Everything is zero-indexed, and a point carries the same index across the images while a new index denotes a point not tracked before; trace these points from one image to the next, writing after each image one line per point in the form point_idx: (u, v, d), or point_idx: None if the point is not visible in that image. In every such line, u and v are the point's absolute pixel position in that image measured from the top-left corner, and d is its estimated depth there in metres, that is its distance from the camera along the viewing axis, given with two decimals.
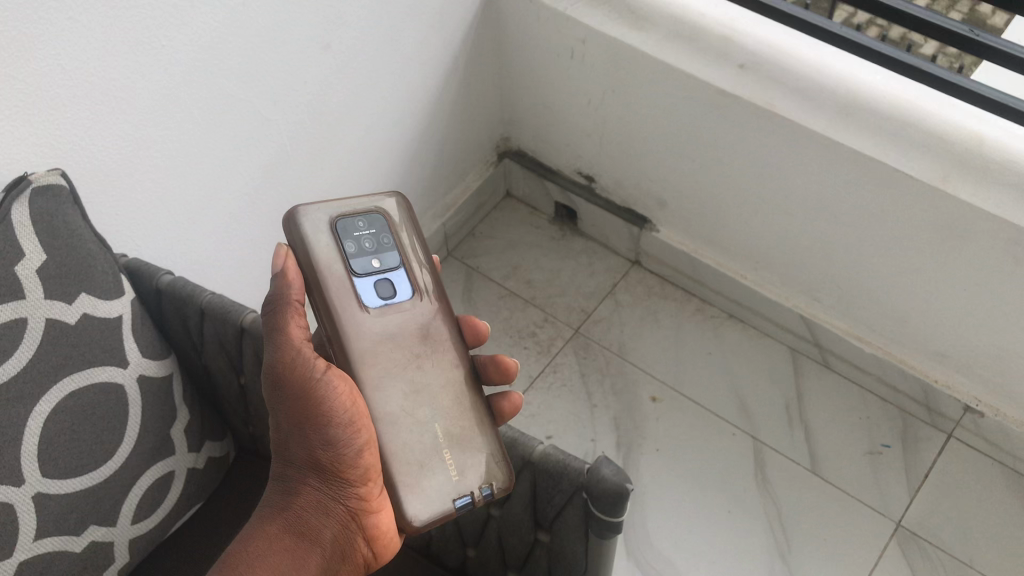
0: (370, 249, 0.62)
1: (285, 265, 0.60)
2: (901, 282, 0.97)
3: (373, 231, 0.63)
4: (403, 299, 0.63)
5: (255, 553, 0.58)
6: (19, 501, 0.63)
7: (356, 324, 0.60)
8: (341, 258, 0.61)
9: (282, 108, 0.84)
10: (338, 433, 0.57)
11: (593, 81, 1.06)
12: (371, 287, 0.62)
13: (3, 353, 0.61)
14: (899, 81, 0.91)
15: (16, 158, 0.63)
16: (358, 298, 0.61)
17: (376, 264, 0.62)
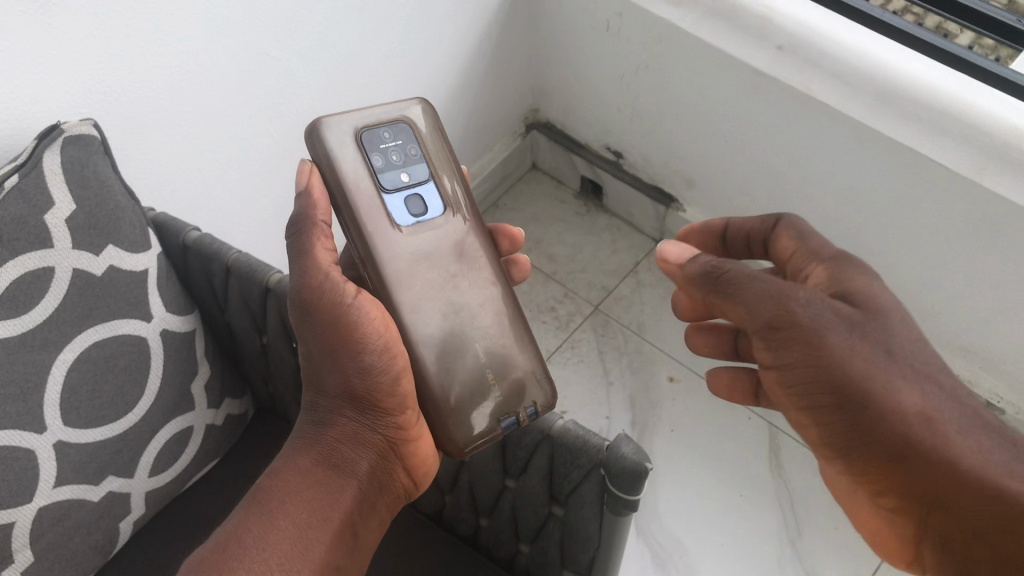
0: (398, 163, 0.63)
1: (310, 182, 0.60)
2: (929, 274, 0.96)
3: (399, 143, 0.64)
4: (435, 214, 0.64)
5: (292, 485, 0.56)
6: (41, 449, 0.63)
7: (391, 241, 0.61)
8: (370, 173, 0.62)
9: (314, 69, 0.84)
10: (374, 358, 0.57)
11: (627, 56, 1.05)
12: (402, 202, 0.63)
13: (30, 301, 0.61)
14: (942, 71, 0.86)
15: (51, 106, 0.62)
16: (390, 215, 0.62)
17: (405, 178, 0.63)
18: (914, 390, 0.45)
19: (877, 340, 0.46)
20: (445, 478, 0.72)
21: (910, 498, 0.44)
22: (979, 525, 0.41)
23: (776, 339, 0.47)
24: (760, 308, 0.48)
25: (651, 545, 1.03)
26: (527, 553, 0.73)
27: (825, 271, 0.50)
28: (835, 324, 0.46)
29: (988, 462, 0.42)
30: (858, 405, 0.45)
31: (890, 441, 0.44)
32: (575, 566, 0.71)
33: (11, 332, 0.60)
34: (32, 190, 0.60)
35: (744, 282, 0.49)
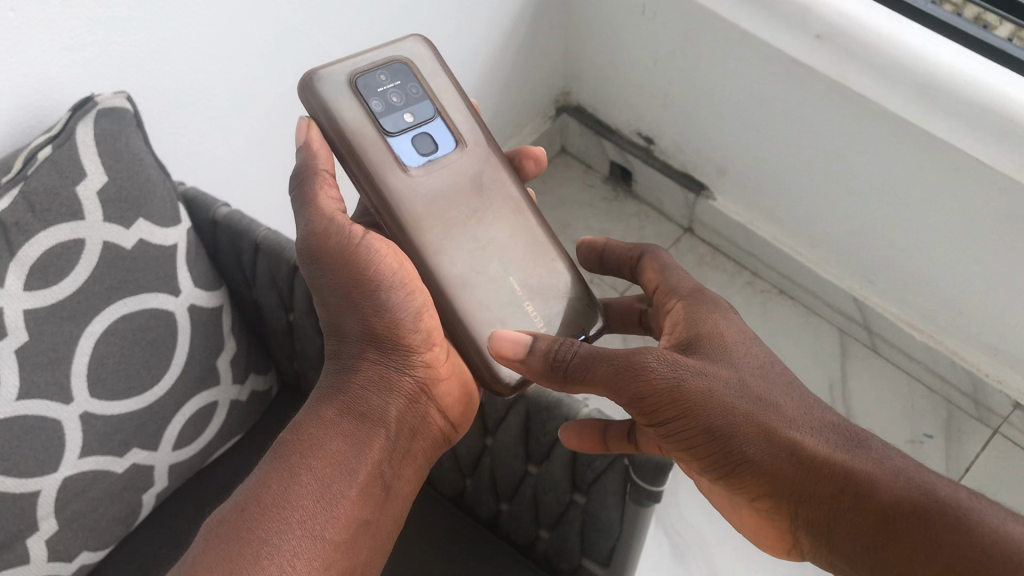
0: (399, 104, 0.60)
1: (310, 136, 0.58)
2: (962, 272, 0.95)
3: (397, 83, 0.60)
4: (446, 150, 0.61)
5: (316, 437, 0.56)
6: (67, 419, 0.64)
7: (404, 183, 0.59)
8: (371, 119, 0.59)
9: (347, 47, 0.83)
10: (390, 297, 0.57)
11: (661, 41, 1.04)
12: (410, 143, 0.60)
13: (60, 272, 0.61)
14: (982, 62, 0.84)
15: (85, 77, 0.63)
16: (400, 158, 0.59)
17: (410, 119, 0.60)
18: (770, 406, 0.50)
19: (727, 375, 0.52)
20: (467, 461, 0.72)
21: (781, 501, 0.50)
22: (846, 514, 0.47)
23: (645, 402, 0.51)
24: (622, 386, 0.52)
25: (670, 534, 1.03)
26: (547, 540, 0.73)
27: (680, 311, 0.58)
28: (686, 375, 0.51)
29: (840, 454, 0.49)
30: (722, 439, 0.50)
31: (758, 460, 0.50)
32: (594, 554, 0.70)
33: (41, 303, 0.61)
34: (64, 161, 0.60)
35: (596, 366, 0.53)
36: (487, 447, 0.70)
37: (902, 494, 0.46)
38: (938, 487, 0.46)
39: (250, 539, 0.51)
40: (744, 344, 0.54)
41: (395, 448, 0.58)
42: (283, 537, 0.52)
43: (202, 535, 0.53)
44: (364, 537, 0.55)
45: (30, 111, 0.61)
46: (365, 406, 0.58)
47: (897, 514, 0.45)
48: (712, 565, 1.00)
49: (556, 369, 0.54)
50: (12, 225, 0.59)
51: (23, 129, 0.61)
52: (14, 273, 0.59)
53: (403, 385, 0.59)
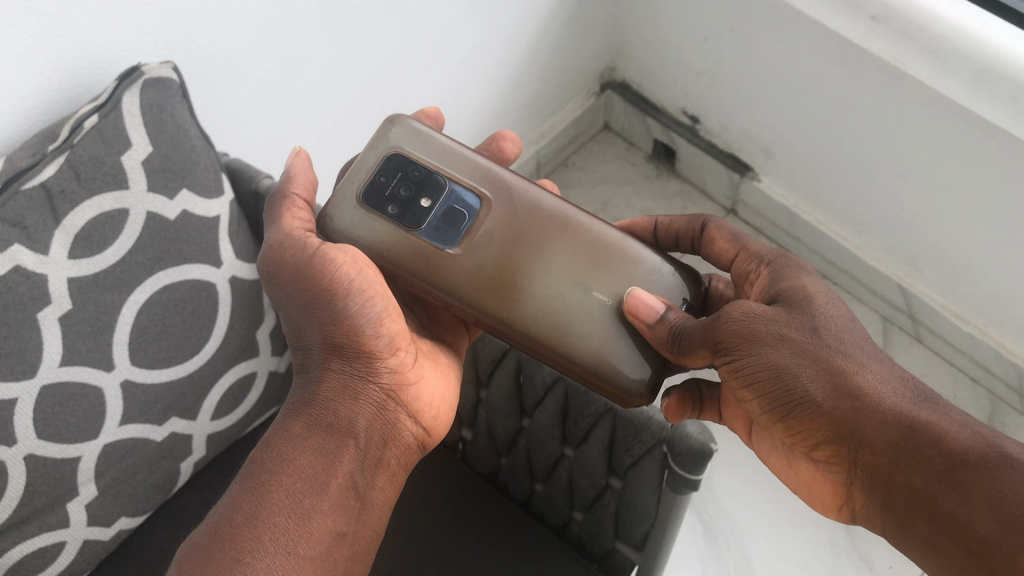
0: (410, 196, 0.60)
1: (293, 163, 0.60)
2: (1015, 263, 0.92)
3: (399, 177, 0.61)
4: (475, 210, 0.61)
5: (284, 454, 0.53)
6: (108, 386, 0.64)
7: (451, 268, 0.60)
8: (395, 228, 0.60)
9: (393, 19, 0.82)
10: (348, 305, 0.55)
11: (712, 18, 1.02)
12: (439, 226, 0.60)
13: (104, 241, 0.62)
14: None
15: (131, 46, 0.62)
16: (437, 245, 0.60)
17: (426, 204, 0.60)
18: (841, 351, 0.50)
19: (802, 321, 0.51)
20: (504, 440, 0.73)
21: (843, 446, 0.49)
22: (907, 459, 0.46)
23: (723, 347, 0.52)
24: (710, 335, 0.53)
25: (702, 517, 1.02)
26: (580, 522, 0.73)
27: (768, 274, 0.58)
28: (762, 317, 0.52)
29: (904, 403, 0.47)
30: (786, 379, 0.50)
31: (821, 399, 0.49)
32: (628, 539, 0.70)
33: (84, 271, 0.61)
34: (109, 130, 0.60)
35: (698, 327, 0.54)
36: (524, 427, 0.70)
37: (967, 444, 0.44)
38: (1004, 441, 0.44)
39: (223, 561, 0.49)
40: (829, 298, 0.53)
41: (367, 457, 0.55)
42: (259, 555, 0.49)
43: (175, 564, 0.50)
44: (342, 552, 0.52)
45: (77, 79, 0.61)
46: (332, 418, 0.55)
47: (963, 462, 0.44)
48: (744, 550, 1.00)
49: (672, 335, 0.55)
50: (58, 193, 0.59)
51: (69, 97, 0.61)
52: (58, 241, 0.60)
53: (371, 393, 0.57)
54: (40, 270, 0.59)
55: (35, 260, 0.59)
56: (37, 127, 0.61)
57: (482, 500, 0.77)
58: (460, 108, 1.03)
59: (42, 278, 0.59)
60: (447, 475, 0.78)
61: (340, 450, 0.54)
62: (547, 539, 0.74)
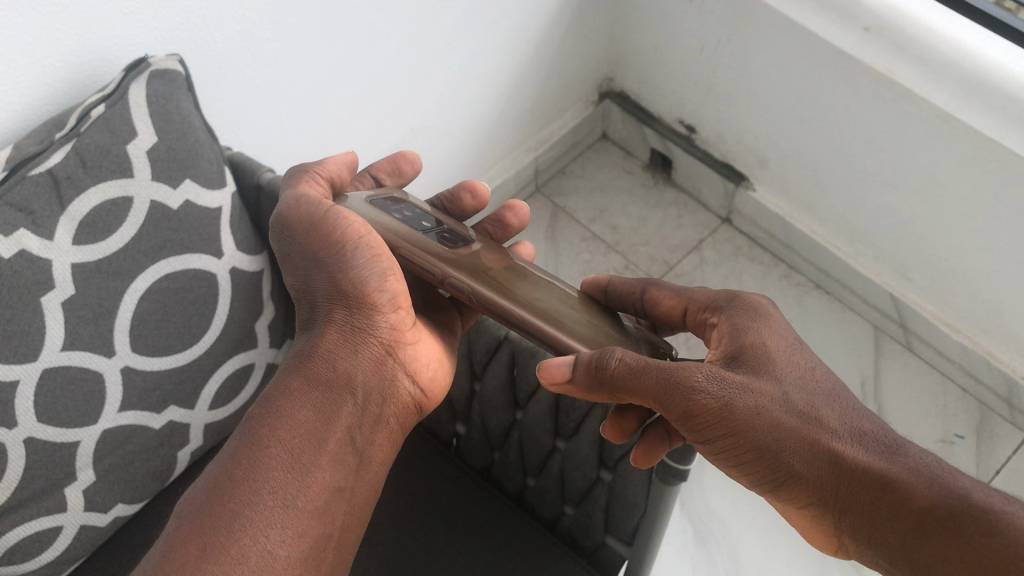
0: (414, 214, 0.62)
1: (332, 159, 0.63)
2: (1003, 270, 0.93)
3: (405, 203, 0.63)
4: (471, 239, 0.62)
5: (281, 408, 0.53)
6: (109, 372, 0.65)
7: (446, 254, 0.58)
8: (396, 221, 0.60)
9: (396, 21, 0.84)
10: (355, 258, 0.55)
11: (708, 28, 1.04)
12: (437, 235, 0.60)
13: (107, 228, 0.63)
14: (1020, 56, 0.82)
15: (138, 39, 0.64)
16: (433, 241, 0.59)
17: (428, 223, 0.61)
18: (816, 420, 0.48)
19: (773, 386, 0.49)
20: (497, 434, 0.74)
21: (828, 512, 0.48)
22: (884, 520, 0.46)
23: (698, 421, 0.49)
24: (671, 402, 0.49)
25: (694, 522, 1.03)
26: (572, 516, 0.73)
27: (725, 326, 0.54)
28: (735, 390, 0.49)
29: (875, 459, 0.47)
30: (767, 452, 0.48)
31: (803, 472, 0.48)
32: (618, 533, 0.71)
33: (87, 258, 0.62)
34: (116, 120, 0.62)
35: (646, 378, 0.49)
36: (518, 421, 0.71)
37: (938, 498, 0.45)
38: (969, 490, 0.45)
39: (221, 515, 0.49)
40: (791, 355, 0.51)
41: (365, 413, 0.55)
42: (255, 509, 0.50)
43: (174, 518, 0.51)
44: (341, 507, 0.53)
45: (84, 69, 0.62)
46: (330, 373, 0.55)
47: (935, 518, 0.45)
48: (735, 554, 1.01)
49: (604, 377, 0.50)
50: (64, 179, 0.60)
51: (76, 87, 0.63)
52: (63, 227, 0.61)
53: (372, 346, 0.56)
54: (46, 255, 0.60)
55: (40, 245, 0.60)
56: (44, 116, 0.63)
57: (475, 494, 0.77)
58: (460, 112, 1.04)
59: (48, 263, 0.60)
60: (440, 470, 0.79)
61: (337, 405, 0.54)
62: (540, 532, 0.75)
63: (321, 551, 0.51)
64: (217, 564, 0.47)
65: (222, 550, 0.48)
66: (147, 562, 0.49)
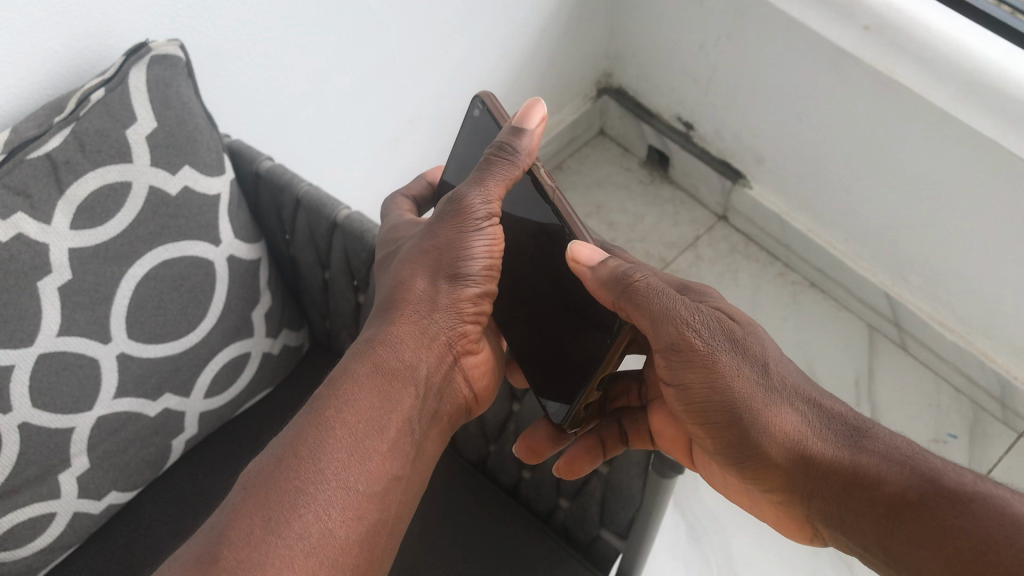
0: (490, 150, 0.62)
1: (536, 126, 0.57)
2: (998, 271, 0.93)
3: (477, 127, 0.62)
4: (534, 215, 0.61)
5: (349, 390, 0.52)
6: (104, 357, 0.65)
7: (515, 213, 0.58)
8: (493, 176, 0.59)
9: (396, 12, 0.84)
10: (470, 270, 0.57)
11: (708, 25, 1.04)
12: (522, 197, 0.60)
13: (106, 213, 0.62)
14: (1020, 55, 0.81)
15: (139, 24, 0.64)
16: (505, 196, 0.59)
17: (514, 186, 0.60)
18: (786, 398, 0.49)
19: (754, 356, 0.50)
20: (493, 425, 0.74)
21: (802, 497, 0.49)
22: (857, 504, 0.46)
23: (681, 356, 0.50)
24: (663, 330, 0.50)
25: (687, 517, 1.04)
26: (567, 509, 0.74)
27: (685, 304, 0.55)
28: (721, 344, 0.50)
29: (846, 445, 0.47)
30: (740, 420, 0.49)
31: (771, 452, 0.48)
32: (612, 526, 0.71)
33: (85, 243, 0.62)
34: (116, 104, 0.62)
35: (651, 298, 0.51)
36: (514, 413, 0.71)
37: (906, 481, 0.44)
38: (941, 471, 0.43)
39: (287, 489, 0.48)
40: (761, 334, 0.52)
41: (423, 407, 0.55)
42: (319, 487, 0.48)
43: (238, 487, 0.50)
44: (395, 494, 0.51)
45: (84, 53, 0.62)
46: (397, 363, 0.54)
47: (905, 501, 0.43)
48: (728, 551, 1.01)
49: (620, 284, 0.51)
50: (63, 163, 0.60)
51: (75, 72, 0.63)
52: (61, 211, 0.60)
53: (441, 345, 0.57)
54: (42, 239, 0.60)
55: (38, 229, 0.60)
56: (43, 99, 0.62)
57: (471, 486, 0.77)
58: (460, 106, 1.04)
59: (45, 247, 0.60)
60: (437, 462, 0.79)
61: (402, 395, 0.53)
62: (534, 526, 0.75)
63: (373, 535, 0.50)
64: (280, 538, 0.46)
65: (285, 524, 0.47)
66: (207, 527, 0.48)
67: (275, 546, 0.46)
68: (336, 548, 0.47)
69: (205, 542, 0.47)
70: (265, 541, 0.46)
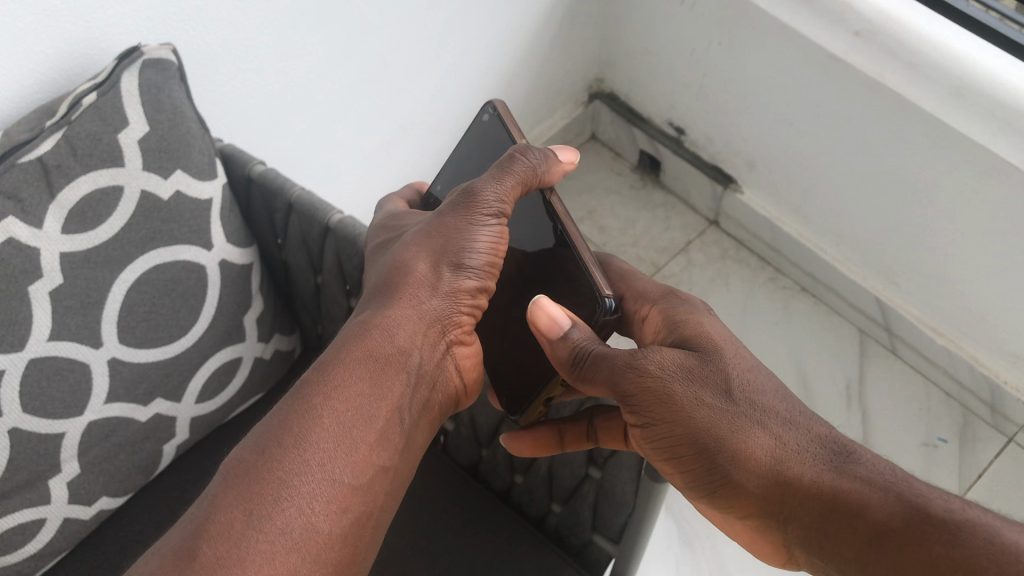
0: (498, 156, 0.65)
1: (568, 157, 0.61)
2: (988, 275, 0.94)
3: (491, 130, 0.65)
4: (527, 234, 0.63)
5: (338, 378, 0.52)
6: (96, 363, 0.65)
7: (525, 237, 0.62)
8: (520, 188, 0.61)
9: (388, 17, 0.84)
10: (474, 265, 0.57)
11: (699, 30, 1.04)
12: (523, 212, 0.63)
13: (98, 218, 0.62)
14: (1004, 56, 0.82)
15: (130, 27, 0.64)
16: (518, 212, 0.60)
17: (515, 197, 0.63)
18: (757, 421, 0.48)
19: (716, 384, 0.49)
20: (485, 432, 0.74)
21: (774, 524, 0.47)
22: (837, 531, 0.44)
23: (636, 402, 0.51)
24: (622, 384, 0.51)
25: (679, 522, 1.04)
26: (560, 514, 0.74)
27: (660, 314, 0.56)
28: (676, 375, 0.50)
29: (825, 471, 0.45)
30: (710, 451, 0.48)
31: (742, 482, 0.47)
32: (606, 530, 0.71)
33: (77, 247, 0.62)
34: (108, 108, 0.61)
35: (602, 364, 0.52)
36: (505, 419, 0.71)
37: (890, 511, 0.43)
38: (926, 498, 0.43)
39: (270, 480, 0.48)
40: (739, 347, 0.52)
41: (414, 395, 0.55)
42: (303, 478, 0.48)
43: (219, 477, 0.49)
44: (383, 485, 0.51)
45: (76, 56, 0.62)
46: (389, 350, 0.54)
47: (889, 531, 0.42)
48: (718, 556, 1.01)
49: (574, 365, 0.53)
50: (55, 167, 0.60)
51: (67, 76, 0.63)
52: (53, 215, 0.60)
53: (437, 331, 0.57)
54: (33, 243, 0.59)
55: (29, 233, 0.59)
56: (35, 102, 0.62)
57: (464, 491, 0.77)
58: (451, 111, 1.04)
59: (35, 251, 0.60)
60: (429, 467, 0.79)
61: (392, 383, 0.53)
62: (527, 530, 0.75)
63: (358, 529, 0.50)
64: (262, 533, 0.46)
65: (268, 517, 0.47)
66: (187, 522, 0.47)
67: (257, 541, 0.46)
68: (318, 542, 0.47)
69: (184, 536, 0.47)
70: (244, 536, 0.46)
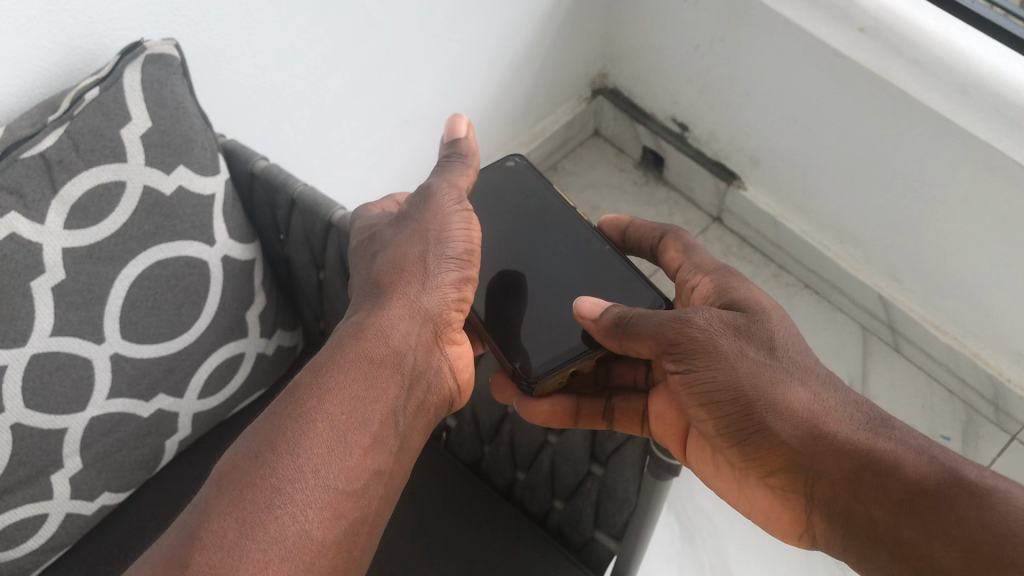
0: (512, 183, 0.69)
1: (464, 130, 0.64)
2: (991, 273, 0.93)
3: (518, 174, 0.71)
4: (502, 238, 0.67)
5: (331, 382, 0.52)
6: (97, 358, 0.65)
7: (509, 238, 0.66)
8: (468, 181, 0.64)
9: (391, 12, 0.84)
10: (452, 256, 0.59)
11: (703, 26, 1.04)
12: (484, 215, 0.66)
13: (100, 213, 0.62)
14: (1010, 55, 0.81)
15: (132, 22, 0.63)
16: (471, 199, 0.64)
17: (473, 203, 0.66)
18: (799, 380, 0.53)
19: (761, 341, 0.54)
20: (488, 427, 0.74)
21: (798, 476, 0.51)
22: (866, 491, 0.47)
23: (677, 349, 0.55)
24: (663, 334, 0.56)
25: (681, 519, 1.04)
26: (561, 511, 0.74)
27: (711, 283, 0.61)
28: (722, 330, 0.55)
29: (858, 432, 0.49)
30: (750, 400, 0.52)
31: (778, 429, 0.51)
32: (608, 527, 0.71)
33: (79, 243, 0.62)
34: (110, 104, 0.61)
35: (646, 321, 0.57)
36: (508, 414, 0.71)
37: (921, 472, 0.46)
38: (960, 465, 0.46)
39: (261, 487, 0.47)
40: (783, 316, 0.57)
41: (407, 398, 0.55)
42: (296, 485, 0.48)
43: (210, 485, 0.49)
44: (377, 490, 0.51)
45: (78, 51, 0.62)
46: (381, 352, 0.54)
47: (917, 491, 0.45)
48: (720, 553, 1.01)
49: (619, 325, 0.58)
50: (57, 163, 0.60)
51: (69, 70, 0.62)
52: (55, 211, 0.60)
53: (427, 331, 0.57)
54: (35, 239, 0.59)
55: (31, 229, 0.59)
56: (37, 98, 0.62)
57: (466, 486, 0.77)
58: (454, 107, 1.04)
59: (38, 247, 0.59)
60: (432, 462, 0.79)
61: (383, 386, 0.53)
62: (529, 526, 0.75)
63: (352, 535, 0.49)
64: (255, 542, 0.46)
65: (260, 525, 0.46)
66: (180, 530, 0.47)
67: (250, 550, 0.45)
68: (313, 550, 0.47)
69: (175, 545, 0.46)
70: (238, 545, 0.45)
